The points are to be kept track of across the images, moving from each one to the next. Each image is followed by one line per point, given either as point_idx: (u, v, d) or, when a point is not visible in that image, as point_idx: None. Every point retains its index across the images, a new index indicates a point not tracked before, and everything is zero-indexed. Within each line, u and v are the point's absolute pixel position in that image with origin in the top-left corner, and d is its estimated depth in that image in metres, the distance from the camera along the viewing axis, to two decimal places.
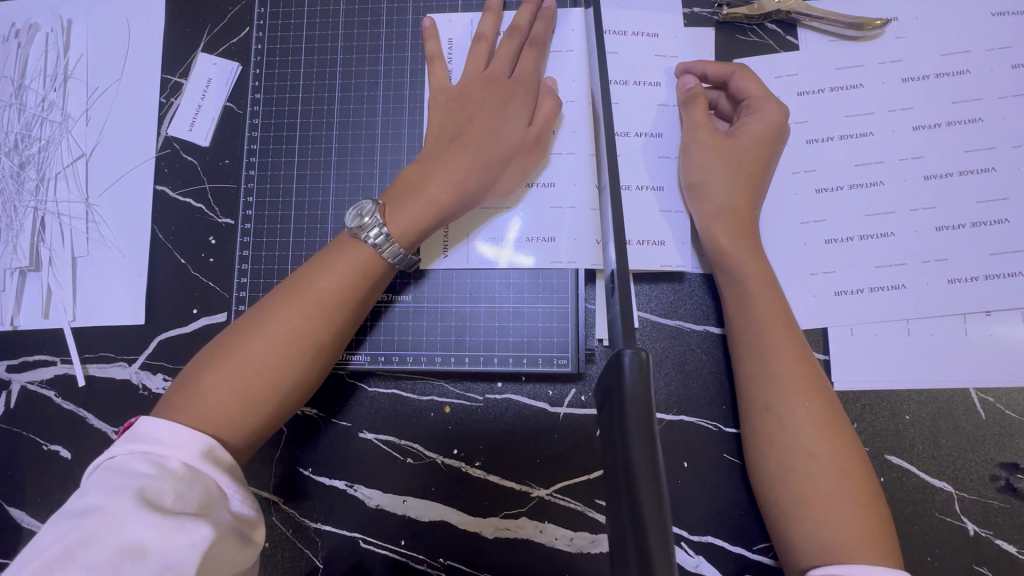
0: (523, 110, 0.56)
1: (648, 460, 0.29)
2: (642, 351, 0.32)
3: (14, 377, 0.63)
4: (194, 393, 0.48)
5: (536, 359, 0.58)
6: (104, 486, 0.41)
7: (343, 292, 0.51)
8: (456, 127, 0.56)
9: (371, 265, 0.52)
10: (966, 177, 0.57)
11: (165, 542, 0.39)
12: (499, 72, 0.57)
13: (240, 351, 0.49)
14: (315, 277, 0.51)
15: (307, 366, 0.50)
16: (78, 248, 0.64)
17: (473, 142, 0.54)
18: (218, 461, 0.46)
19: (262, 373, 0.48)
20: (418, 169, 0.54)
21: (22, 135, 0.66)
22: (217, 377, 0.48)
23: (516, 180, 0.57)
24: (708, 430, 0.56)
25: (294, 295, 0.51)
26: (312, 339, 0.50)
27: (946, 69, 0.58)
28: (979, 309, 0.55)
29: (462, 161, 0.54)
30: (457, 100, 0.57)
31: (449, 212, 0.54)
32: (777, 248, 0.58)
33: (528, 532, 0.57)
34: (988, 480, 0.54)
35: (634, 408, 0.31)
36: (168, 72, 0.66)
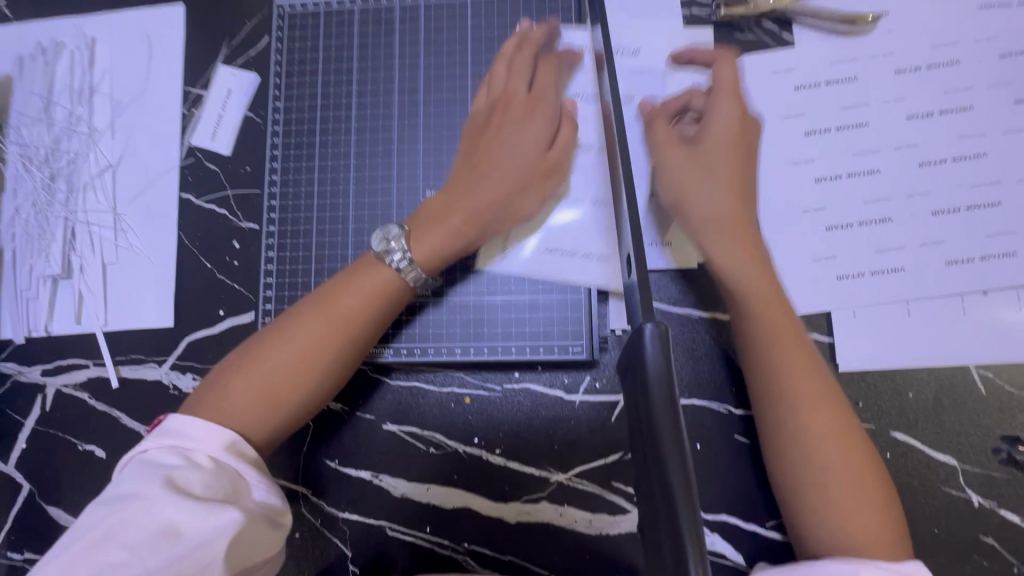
0: (543, 130, 0.59)
1: (675, 437, 0.31)
2: (661, 323, 0.34)
3: (49, 381, 0.66)
4: (221, 393, 0.51)
5: (551, 347, 0.60)
6: (137, 475, 0.44)
7: (365, 309, 0.54)
8: (477, 154, 0.59)
9: (395, 284, 0.54)
10: (959, 163, 0.59)
11: (195, 523, 0.42)
12: (518, 91, 0.60)
13: (265, 359, 0.51)
14: (341, 291, 0.54)
15: (328, 377, 0.53)
16: (108, 255, 0.67)
17: (495, 169, 0.57)
18: (241, 455, 0.48)
19: (287, 380, 0.51)
20: (442, 200, 0.57)
21: (51, 149, 0.69)
22: (243, 383, 0.51)
23: (537, 204, 0.60)
24: (720, 413, 0.59)
25: (320, 309, 0.53)
26: (336, 351, 0.53)
27: (938, 61, 0.61)
28: (976, 289, 0.57)
29: (485, 191, 0.57)
30: (479, 125, 0.60)
31: (473, 239, 0.57)
32: (782, 234, 0.60)
33: (548, 515, 0.59)
34: (990, 453, 0.56)
35: (658, 383, 0.32)
36: (189, 85, 0.69)
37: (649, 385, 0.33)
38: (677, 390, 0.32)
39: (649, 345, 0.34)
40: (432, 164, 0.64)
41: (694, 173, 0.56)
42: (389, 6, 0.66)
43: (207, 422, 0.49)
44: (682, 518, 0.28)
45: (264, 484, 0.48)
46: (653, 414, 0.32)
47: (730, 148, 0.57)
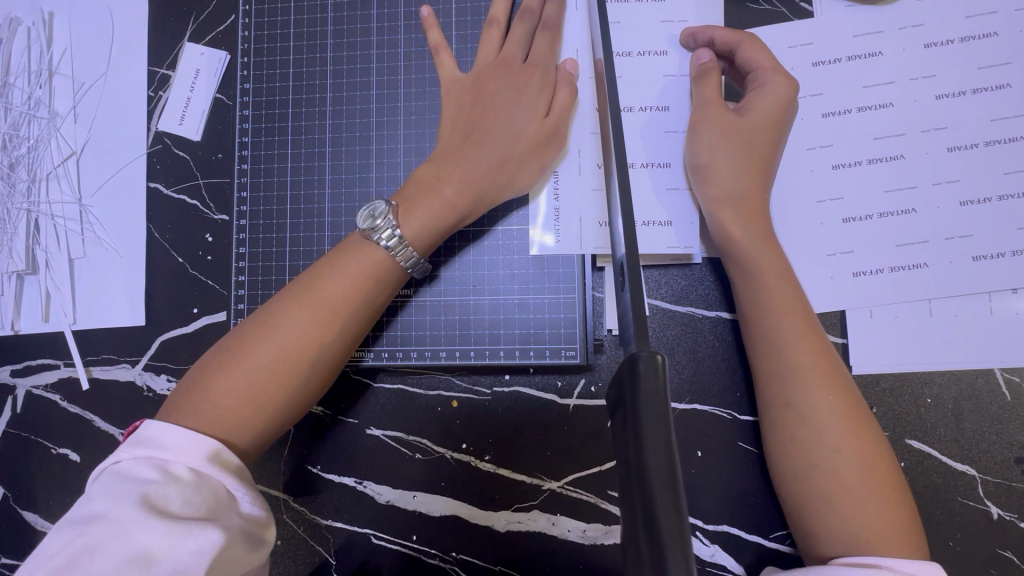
0: (540, 96, 0.54)
1: (666, 475, 0.27)
2: (656, 354, 0.30)
3: (19, 382, 0.63)
4: (202, 395, 0.47)
5: (542, 351, 0.56)
6: (109, 492, 0.40)
7: (351, 298, 0.50)
8: (470, 122, 0.54)
9: (382, 269, 0.50)
10: (993, 147, 0.54)
11: (173, 547, 0.38)
12: (513, 58, 0.55)
13: (246, 356, 0.47)
14: (324, 279, 0.50)
15: (315, 372, 0.49)
16: (75, 250, 0.63)
17: (489, 137, 0.53)
18: (225, 464, 0.45)
19: (271, 378, 0.47)
20: (432, 170, 0.53)
21: (10, 135, 0.64)
22: (224, 384, 0.47)
23: (535, 174, 0.54)
24: (722, 419, 0.55)
25: (304, 300, 0.49)
26: (322, 343, 0.49)
27: (973, 32, 0.55)
28: (1005, 287, 0.53)
29: (478, 160, 0.52)
30: (472, 91, 0.55)
31: (464, 213, 0.52)
32: (793, 228, 0.56)
33: (540, 524, 0.56)
34: (1012, 463, 0.53)
35: (649, 414, 0.29)
36: (155, 64, 0.64)
37: (642, 432, 0.29)
38: (671, 419, 0.29)
39: (641, 382, 0.29)
40: (413, 151, 0.59)
41: (724, 142, 0.52)
42: None
43: (188, 427, 0.46)
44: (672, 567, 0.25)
45: (249, 497, 0.45)
46: (644, 466, 0.28)
47: (762, 130, 0.52)
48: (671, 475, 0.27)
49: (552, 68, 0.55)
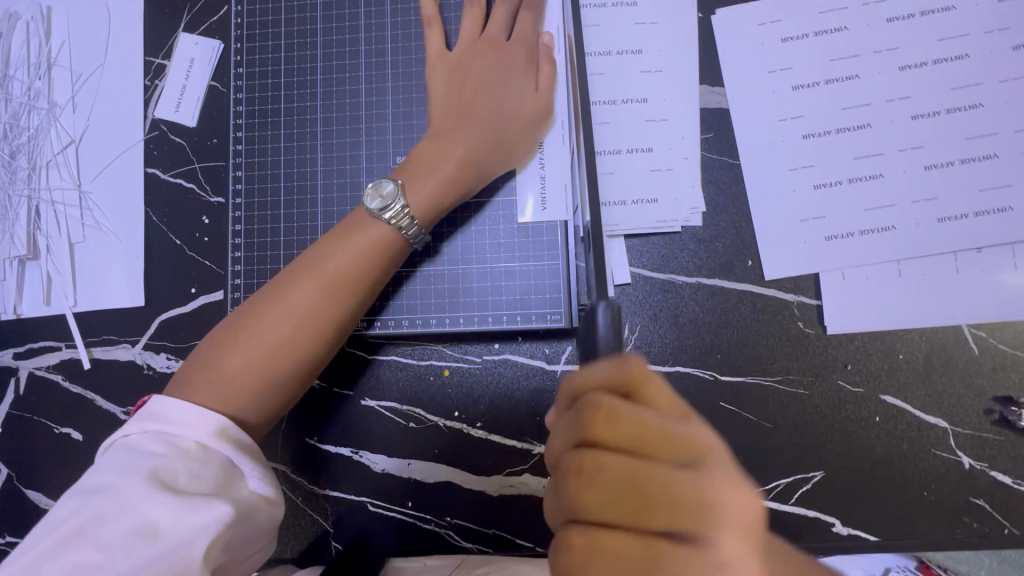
0: (527, 74, 0.57)
1: None
2: (614, 305, 0.35)
3: (21, 364, 0.65)
4: (216, 370, 0.49)
5: (529, 316, 0.58)
6: (118, 464, 0.42)
7: (357, 272, 0.52)
8: (462, 100, 0.56)
9: (386, 243, 0.53)
10: (954, 114, 0.56)
11: (177, 522, 0.40)
12: (496, 36, 0.58)
13: (257, 331, 0.50)
14: (329, 254, 0.52)
15: (324, 344, 0.52)
16: (75, 234, 0.65)
17: (484, 114, 0.56)
18: (233, 439, 0.46)
19: (284, 350, 0.50)
20: (432, 146, 0.55)
21: (10, 125, 0.66)
22: (235, 359, 0.49)
23: (531, 146, 0.58)
24: (704, 380, 0.57)
25: (310, 275, 0.51)
26: (330, 317, 0.51)
27: (932, 6, 0.58)
28: (970, 246, 0.55)
29: (477, 136, 0.55)
30: (459, 69, 0.58)
31: (466, 187, 0.55)
32: (766, 195, 0.58)
33: (531, 488, 0.58)
34: (982, 414, 0.55)
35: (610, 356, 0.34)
36: (151, 54, 0.66)
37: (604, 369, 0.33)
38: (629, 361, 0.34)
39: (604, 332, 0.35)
40: (402, 130, 0.61)
41: None
42: None
43: (204, 401, 0.48)
44: None
45: (257, 472, 0.47)
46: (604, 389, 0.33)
47: None
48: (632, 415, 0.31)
49: (534, 44, 0.58)
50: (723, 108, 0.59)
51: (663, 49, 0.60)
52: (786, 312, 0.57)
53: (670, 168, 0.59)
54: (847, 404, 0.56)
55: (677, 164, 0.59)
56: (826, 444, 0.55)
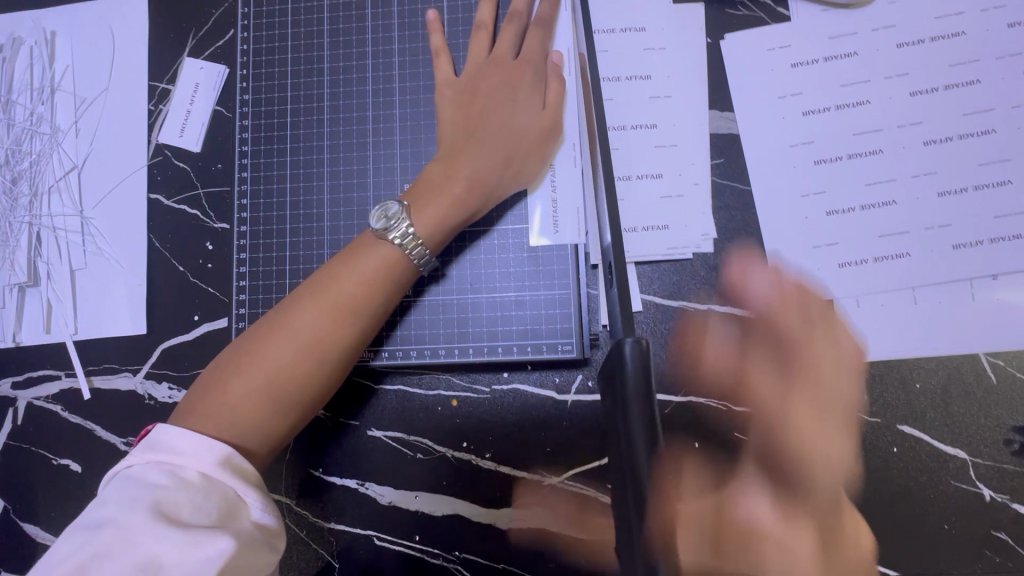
0: (534, 93, 0.56)
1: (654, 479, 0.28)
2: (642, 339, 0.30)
3: (19, 394, 0.63)
4: (220, 399, 0.48)
5: (539, 346, 0.57)
6: (120, 497, 0.41)
7: (365, 296, 0.51)
8: (470, 121, 0.56)
9: (394, 265, 0.52)
10: (966, 140, 0.56)
11: (181, 556, 0.38)
12: (504, 57, 0.57)
13: (262, 358, 0.48)
14: (337, 276, 0.51)
15: (331, 370, 0.50)
16: (76, 261, 0.64)
17: (491, 134, 0.55)
18: (236, 469, 0.45)
19: (292, 377, 0.48)
20: (440, 168, 0.54)
21: (13, 150, 0.65)
22: (241, 387, 0.48)
23: (538, 165, 0.57)
24: (718, 410, 0.56)
25: (318, 298, 0.50)
26: (339, 342, 0.50)
27: (941, 32, 0.58)
28: (986, 274, 0.54)
29: (483, 156, 0.54)
30: (468, 92, 0.57)
31: (473, 208, 0.54)
32: (779, 221, 0.57)
33: (542, 521, 0.57)
34: (1001, 444, 0.54)
35: (636, 401, 0.30)
36: (155, 79, 0.66)
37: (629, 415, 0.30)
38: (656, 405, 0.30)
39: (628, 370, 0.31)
40: (409, 156, 0.60)
41: None
42: None
43: (208, 432, 0.46)
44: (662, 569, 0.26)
45: (261, 504, 0.45)
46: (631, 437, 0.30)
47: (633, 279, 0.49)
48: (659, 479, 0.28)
49: (543, 62, 0.58)
50: (733, 134, 0.59)
51: (672, 75, 0.60)
52: None
53: (680, 194, 0.58)
54: (863, 435, 0.55)
55: (687, 190, 0.58)
56: (843, 476, 0.54)
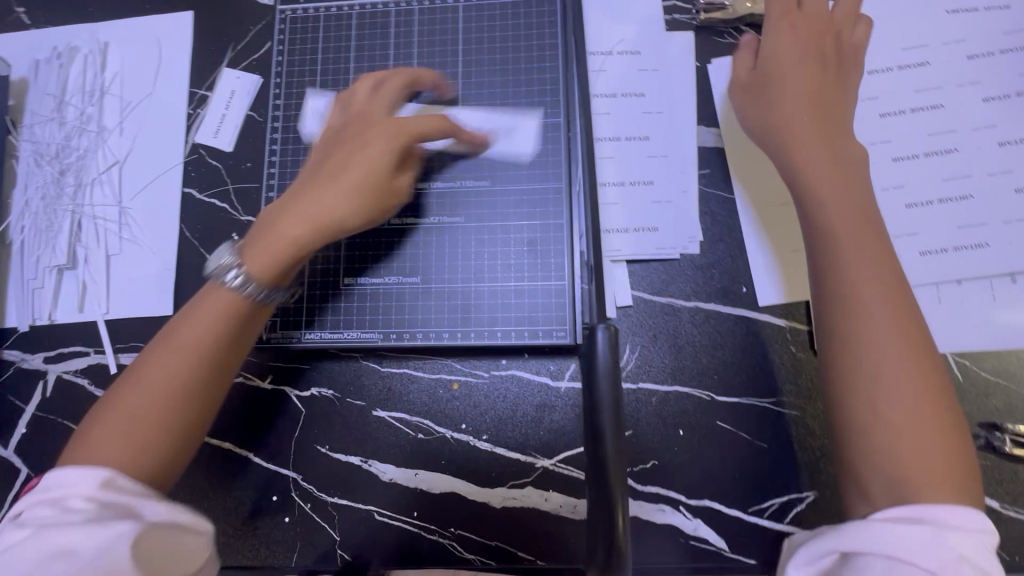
0: (387, 136, 0.53)
1: (612, 425, 0.38)
2: (611, 327, 0.41)
3: (50, 368, 0.68)
4: (97, 440, 0.46)
5: (536, 333, 0.61)
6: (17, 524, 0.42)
7: (207, 342, 0.49)
8: (321, 166, 0.55)
9: (229, 314, 0.50)
10: (931, 157, 0.61)
11: (89, 537, 0.41)
12: (370, 112, 0.59)
13: (128, 402, 0.47)
14: (194, 319, 0.50)
15: (179, 424, 0.48)
16: (112, 247, 0.70)
17: (332, 175, 0.53)
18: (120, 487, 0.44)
19: (133, 426, 0.46)
20: (278, 212, 0.53)
21: (63, 146, 0.72)
22: (105, 432, 0.46)
23: (373, 214, 0.54)
24: (702, 400, 0.60)
25: (167, 345, 0.49)
26: (174, 394, 0.48)
27: (907, 62, 0.64)
28: (950, 279, 0.59)
29: (317, 197, 0.52)
30: (335, 139, 0.57)
31: (300, 250, 0.52)
32: (760, 226, 0.62)
33: (534, 501, 0.60)
34: (969, 440, 0.57)
35: (605, 371, 0.40)
36: (196, 86, 0.73)
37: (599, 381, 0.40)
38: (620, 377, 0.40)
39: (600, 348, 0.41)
40: None
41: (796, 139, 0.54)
42: (385, 11, 0.70)
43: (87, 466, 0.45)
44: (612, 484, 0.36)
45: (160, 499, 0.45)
46: (597, 395, 0.40)
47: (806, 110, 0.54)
48: (615, 427, 0.38)
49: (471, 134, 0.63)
50: (719, 147, 0.65)
51: (664, 93, 0.66)
52: (779, 337, 0.60)
53: (670, 199, 0.64)
54: None
55: (676, 196, 0.64)
56: (820, 466, 0.58)
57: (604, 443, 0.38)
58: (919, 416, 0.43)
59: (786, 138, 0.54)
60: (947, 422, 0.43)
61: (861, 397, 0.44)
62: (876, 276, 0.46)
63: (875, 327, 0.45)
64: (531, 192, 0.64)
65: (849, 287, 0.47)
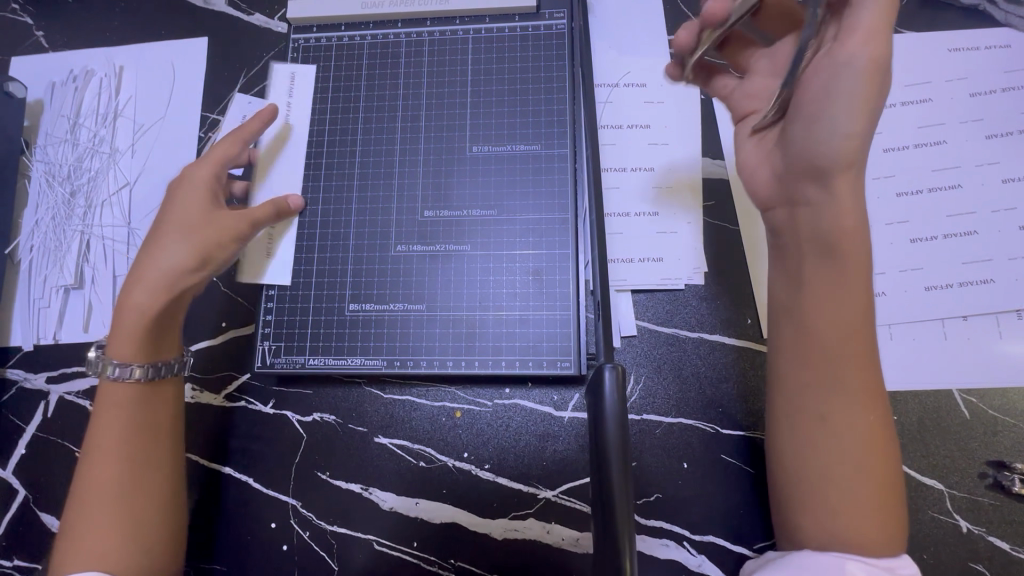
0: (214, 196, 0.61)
1: (619, 471, 0.37)
2: (618, 367, 0.40)
3: (53, 388, 0.68)
4: (82, 538, 0.50)
5: (540, 362, 0.61)
6: None
7: (129, 436, 0.54)
8: (152, 241, 0.59)
9: (132, 399, 0.55)
10: (935, 193, 0.62)
11: None
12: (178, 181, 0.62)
13: (97, 499, 0.52)
14: (92, 440, 0.54)
15: (156, 497, 0.53)
16: (119, 268, 0.70)
17: (151, 251, 0.58)
18: None
19: (116, 512, 0.51)
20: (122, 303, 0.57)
21: (75, 167, 0.73)
22: (94, 524, 0.50)
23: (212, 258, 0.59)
24: (706, 433, 0.59)
25: (88, 461, 0.53)
26: (135, 474, 0.53)
27: (910, 98, 0.65)
28: (956, 314, 0.59)
29: (146, 275, 0.57)
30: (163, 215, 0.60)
31: (159, 325, 0.57)
32: (766, 258, 0.62)
33: (535, 533, 0.59)
34: (977, 478, 0.56)
35: (611, 413, 0.39)
36: (208, 110, 0.74)
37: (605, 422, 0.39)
38: (627, 420, 0.39)
39: (605, 388, 0.40)
40: (431, 186, 0.67)
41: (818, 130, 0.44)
42: (396, 41, 0.71)
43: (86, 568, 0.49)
44: (621, 538, 0.35)
45: None
46: (603, 439, 0.39)
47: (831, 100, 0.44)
48: (623, 474, 0.37)
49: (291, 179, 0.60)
50: (724, 180, 0.65)
51: (669, 126, 0.66)
52: None
53: (675, 230, 0.64)
54: None
55: (682, 227, 0.64)
56: None
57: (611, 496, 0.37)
58: (860, 488, 0.45)
59: (795, 193, 0.47)
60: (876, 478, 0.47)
61: (811, 466, 0.46)
62: (846, 344, 0.46)
63: (834, 393, 0.47)
64: (535, 222, 0.65)
65: (817, 357, 0.48)
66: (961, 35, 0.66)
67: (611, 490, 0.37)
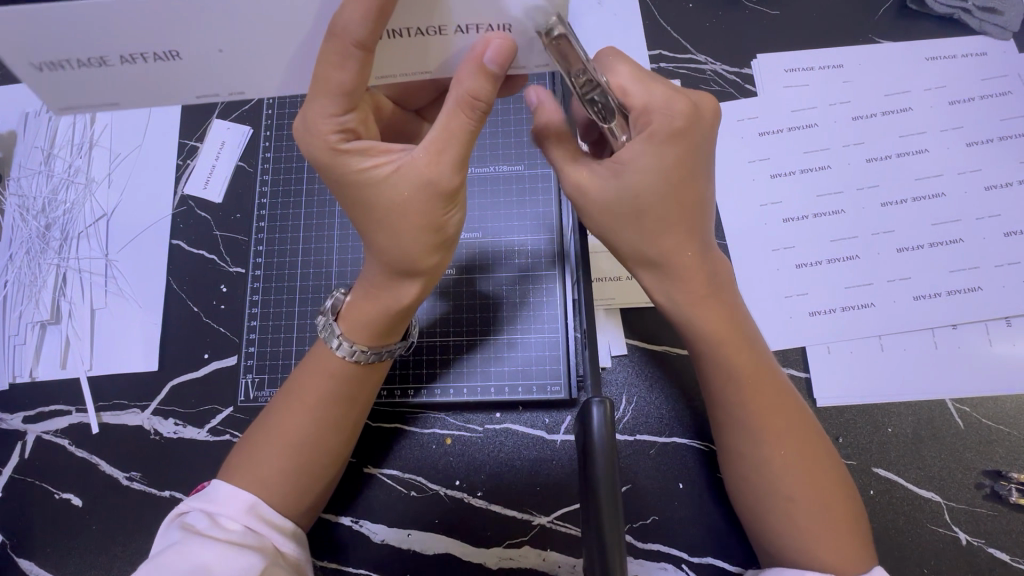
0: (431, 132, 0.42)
1: (609, 496, 0.36)
2: (606, 399, 0.40)
3: (29, 428, 0.65)
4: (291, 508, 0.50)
5: (530, 387, 0.61)
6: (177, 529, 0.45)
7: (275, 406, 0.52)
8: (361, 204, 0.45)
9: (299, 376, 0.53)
10: (919, 202, 0.62)
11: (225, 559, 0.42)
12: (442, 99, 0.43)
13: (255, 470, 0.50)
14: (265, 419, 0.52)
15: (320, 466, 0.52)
16: (97, 300, 0.68)
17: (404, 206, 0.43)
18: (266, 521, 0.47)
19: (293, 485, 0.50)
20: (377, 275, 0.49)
21: (49, 199, 0.71)
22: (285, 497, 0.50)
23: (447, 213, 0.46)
24: (701, 452, 0.58)
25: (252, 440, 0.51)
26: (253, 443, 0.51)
27: (891, 107, 0.65)
28: (945, 323, 0.59)
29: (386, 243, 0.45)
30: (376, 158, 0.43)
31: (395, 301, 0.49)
32: (752, 273, 0.62)
33: (531, 561, 0.58)
34: (973, 488, 0.56)
35: (600, 440, 0.38)
36: (185, 137, 0.73)
37: (595, 449, 0.38)
38: (617, 448, 0.38)
39: (594, 417, 0.39)
40: None
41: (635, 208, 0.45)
42: None
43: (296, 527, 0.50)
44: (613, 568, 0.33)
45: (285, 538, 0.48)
46: (594, 465, 0.38)
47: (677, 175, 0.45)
48: (612, 500, 0.35)
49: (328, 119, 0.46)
50: None
51: None
52: None
53: None
54: None
55: None
56: None
57: (602, 524, 0.35)
58: (821, 517, 0.46)
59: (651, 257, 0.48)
60: (843, 490, 0.47)
61: (768, 521, 0.48)
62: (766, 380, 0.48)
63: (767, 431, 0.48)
64: (521, 242, 0.64)
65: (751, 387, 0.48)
66: (937, 43, 0.67)
67: (601, 516, 0.35)
